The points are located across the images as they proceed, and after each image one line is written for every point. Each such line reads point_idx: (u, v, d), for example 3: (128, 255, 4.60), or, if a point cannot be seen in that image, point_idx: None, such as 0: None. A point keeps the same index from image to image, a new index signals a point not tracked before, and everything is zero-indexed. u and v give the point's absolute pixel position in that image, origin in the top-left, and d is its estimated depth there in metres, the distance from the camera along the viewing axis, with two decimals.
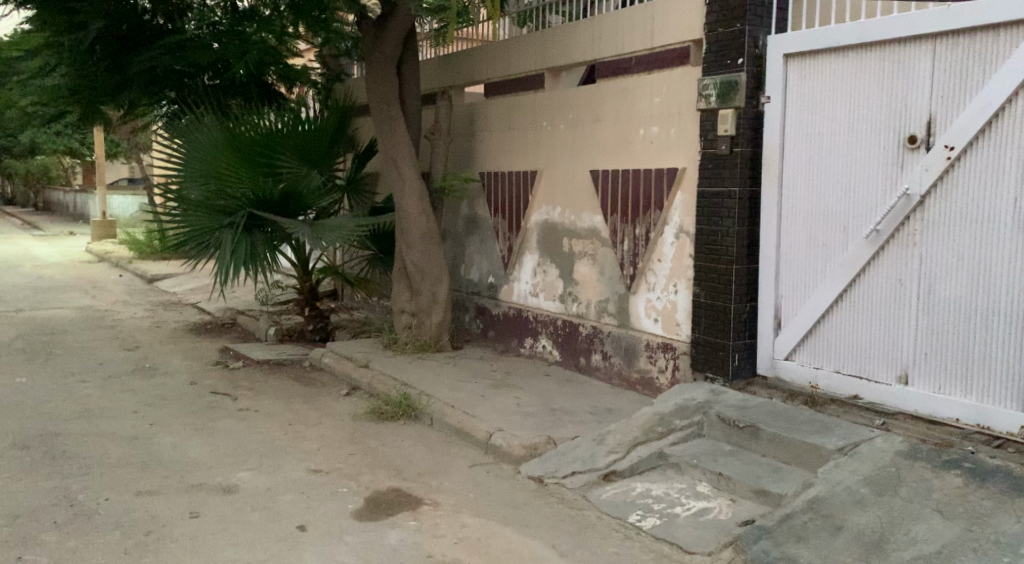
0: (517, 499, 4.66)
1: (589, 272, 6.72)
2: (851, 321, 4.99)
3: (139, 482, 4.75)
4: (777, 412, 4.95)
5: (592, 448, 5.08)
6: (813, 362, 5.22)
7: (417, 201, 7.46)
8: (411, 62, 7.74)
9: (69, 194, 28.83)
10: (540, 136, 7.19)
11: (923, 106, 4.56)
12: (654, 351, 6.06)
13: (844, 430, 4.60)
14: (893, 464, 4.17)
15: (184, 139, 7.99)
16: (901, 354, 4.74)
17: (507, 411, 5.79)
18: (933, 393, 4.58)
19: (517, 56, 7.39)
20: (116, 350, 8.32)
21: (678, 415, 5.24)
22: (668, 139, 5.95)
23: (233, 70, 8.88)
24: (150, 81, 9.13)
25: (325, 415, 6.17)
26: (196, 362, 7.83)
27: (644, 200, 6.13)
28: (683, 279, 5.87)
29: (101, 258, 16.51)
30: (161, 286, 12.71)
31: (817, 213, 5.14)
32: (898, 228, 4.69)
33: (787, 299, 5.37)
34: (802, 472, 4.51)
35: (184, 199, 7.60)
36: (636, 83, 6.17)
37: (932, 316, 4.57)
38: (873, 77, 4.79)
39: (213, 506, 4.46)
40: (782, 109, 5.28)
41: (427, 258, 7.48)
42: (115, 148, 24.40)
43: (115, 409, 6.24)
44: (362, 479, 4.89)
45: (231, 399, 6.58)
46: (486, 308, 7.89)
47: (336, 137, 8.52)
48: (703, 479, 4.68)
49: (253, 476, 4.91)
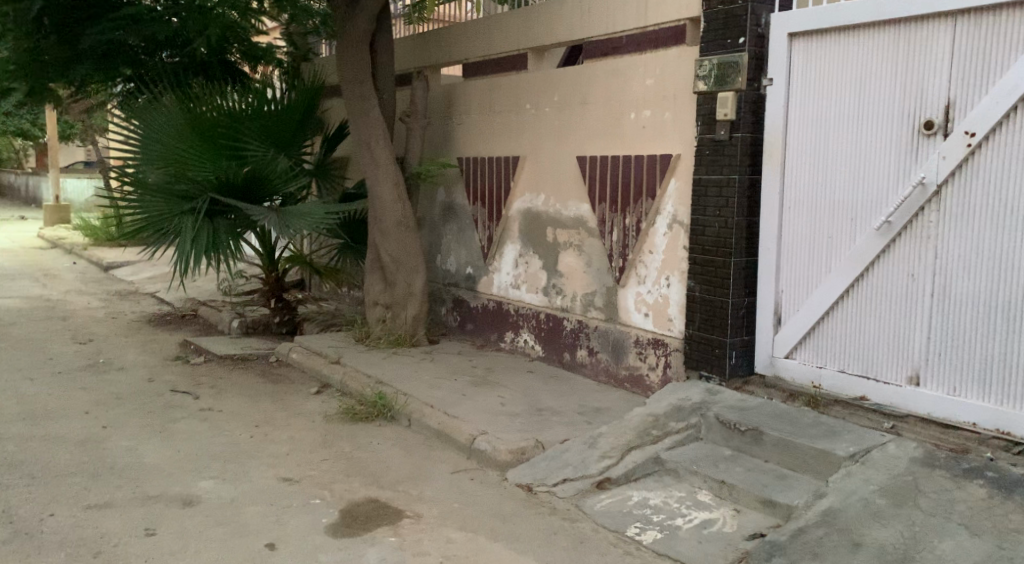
0: (506, 510, 4.32)
1: (574, 264, 6.38)
2: (858, 319, 4.71)
3: (90, 493, 4.33)
4: (780, 414, 4.66)
5: (584, 453, 4.75)
6: (816, 361, 4.93)
7: (392, 187, 7.05)
8: (385, 38, 7.32)
9: (22, 177, 27.79)
10: (523, 119, 6.82)
11: (941, 90, 4.28)
12: (644, 347, 5.75)
13: (853, 435, 4.32)
14: (910, 473, 3.90)
15: (142, 119, 7.50)
16: (912, 354, 4.47)
17: (490, 412, 5.42)
18: (946, 395, 4.31)
19: (499, 35, 7.01)
20: (68, 343, 7.80)
21: (674, 416, 4.92)
22: (661, 124, 5.63)
23: (194, 46, 8.43)
24: (104, 55, 8.60)
25: (294, 415, 5.77)
26: (154, 357, 7.35)
27: (635, 188, 5.79)
28: (675, 272, 5.56)
29: (54, 245, 15.79)
30: (118, 274, 12.12)
31: (822, 203, 4.85)
32: (912, 220, 4.41)
33: (788, 294, 5.08)
34: (810, 480, 4.23)
35: (141, 183, 7.11)
36: (628, 64, 5.82)
37: (946, 314, 4.31)
38: (886, 59, 4.50)
39: (172, 521, 4.05)
40: (785, 93, 4.98)
41: (401, 246, 7.08)
42: (68, 130, 23.55)
43: (65, 409, 5.78)
44: (336, 488, 4.52)
45: (191, 398, 6.15)
46: (464, 300, 7.54)
47: (304, 120, 8.07)
48: (704, 487, 4.39)
49: (216, 485, 4.51)
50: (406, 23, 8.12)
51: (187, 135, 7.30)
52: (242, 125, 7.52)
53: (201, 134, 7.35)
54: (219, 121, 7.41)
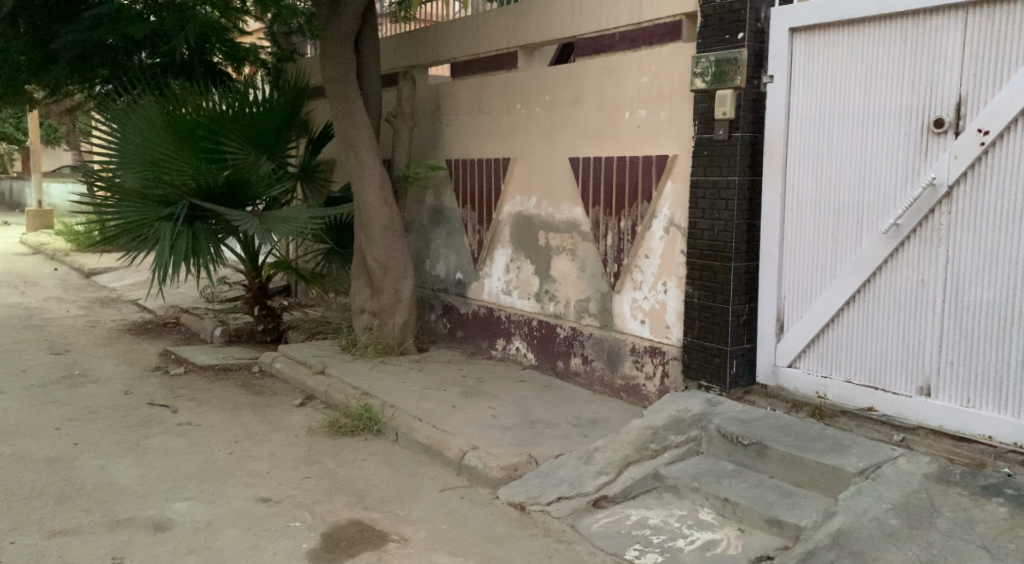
0: (497, 532, 4.09)
1: (568, 269, 6.16)
2: (865, 327, 4.50)
3: (55, 518, 4.08)
4: (784, 426, 4.45)
5: (579, 469, 4.52)
6: (821, 370, 4.72)
7: (378, 190, 6.80)
8: (370, 36, 7.08)
9: (8, 181, 27.44)
10: (514, 119, 6.60)
11: (951, 85, 4.07)
12: (640, 355, 5.53)
13: (861, 448, 4.10)
14: (924, 491, 3.68)
15: (118, 121, 7.23)
16: (923, 363, 4.26)
17: (481, 425, 5.19)
18: (959, 407, 4.10)
19: (487, 33, 6.78)
20: (43, 353, 7.54)
21: (673, 430, 4.69)
22: (657, 124, 5.41)
23: (174, 45, 8.17)
24: (80, 56, 8.34)
25: (277, 429, 5.53)
26: (132, 368, 7.10)
27: (630, 190, 5.57)
28: (673, 277, 5.34)
29: (37, 250, 15.46)
30: (101, 281, 11.83)
31: (826, 205, 4.64)
32: (922, 223, 4.20)
33: (791, 301, 4.87)
34: (818, 498, 4.01)
35: (118, 187, 6.85)
36: (621, 61, 5.60)
37: (958, 322, 4.10)
38: (893, 54, 4.29)
39: (141, 548, 3.81)
40: (787, 91, 4.77)
41: (388, 251, 6.83)
42: (53, 133, 23.20)
43: (34, 425, 5.52)
44: (318, 509, 4.28)
45: (169, 411, 5.90)
46: (454, 306, 7.30)
47: (287, 121, 7.83)
48: (706, 505, 4.17)
49: (191, 507, 4.27)
50: (393, 22, 7.91)
51: (166, 137, 7.05)
52: (224, 127, 7.28)
53: (180, 136, 7.09)
54: (199, 122, 7.16)
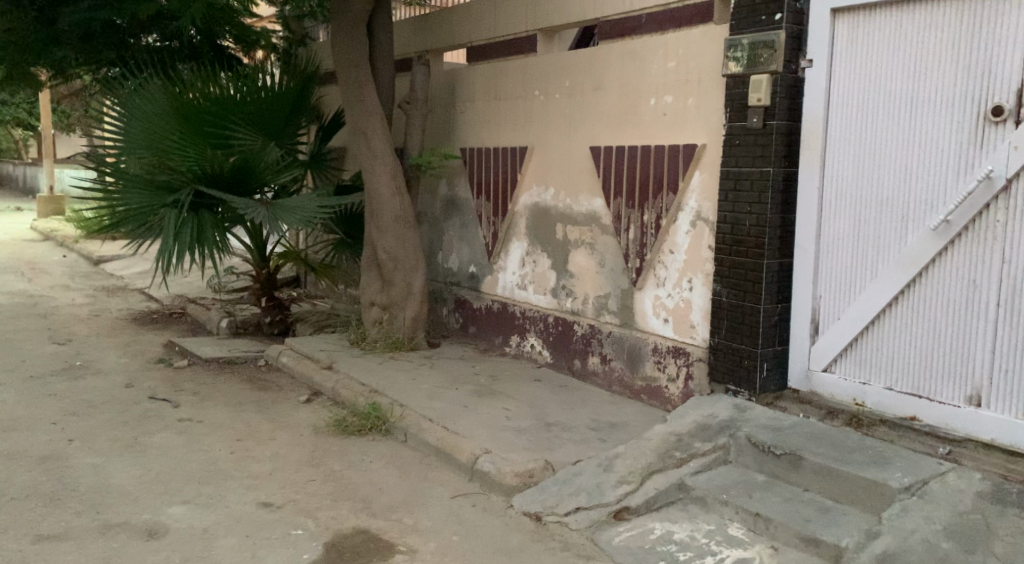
0: (513, 544, 3.82)
1: (586, 263, 5.87)
2: (909, 330, 4.19)
3: (43, 521, 3.85)
4: (819, 435, 4.15)
5: (599, 478, 4.24)
6: (859, 375, 4.42)
7: (390, 178, 6.53)
8: (383, 18, 6.79)
9: (21, 168, 27.40)
10: (531, 106, 6.31)
11: (1012, 71, 3.74)
12: (663, 356, 5.25)
13: (905, 462, 3.80)
14: (978, 511, 3.38)
15: (124, 106, 7.00)
16: (973, 371, 3.95)
17: (494, 427, 4.92)
18: (1014, 419, 3.79)
19: (505, 16, 6.49)
20: (45, 344, 7.32)
21: (699, 437, 4.40)
22: (685, 112, 5.11)
23: (180, 25, 7.92)
24: (84, 36, 8.11)
25: (281, 427, 5.29)
26: (134, 360, 6.87)
27: (654, 181, 5.27)
28: (699, 273, 5.05)
29: (46, 238, 15.29)
30: (107, 269, 11.63)
31: (866, 199, 4.33)
32: (973, 221, 3.89)
33: (827, 301, 4.56)
34: (858, 514, 3.71)
35: (122, 173, 6.63)
36: (647, 45, 5.30)
37: (1013, 328, 3.79)
38: (947, 37, 3.97)
39: (132, 557, 3.56)
40: (827, 75, 4.46)
41: (399, 242, 6.56)
42: (65, 119, 23.08)
43: (30, 419, 5.31)
44: (322, 515, 4.03)
45: (170, 406, 5.67)
46: (467, 301, 7.03)
47: (297, 107, 7.56)
48: (736, 519, 3.88)
49: (187, 511, 4.02)
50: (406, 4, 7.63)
51: (170, 123, 6.81)
52: (231, 113, 7.00)
53: (185, 120, 6.85)
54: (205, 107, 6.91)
